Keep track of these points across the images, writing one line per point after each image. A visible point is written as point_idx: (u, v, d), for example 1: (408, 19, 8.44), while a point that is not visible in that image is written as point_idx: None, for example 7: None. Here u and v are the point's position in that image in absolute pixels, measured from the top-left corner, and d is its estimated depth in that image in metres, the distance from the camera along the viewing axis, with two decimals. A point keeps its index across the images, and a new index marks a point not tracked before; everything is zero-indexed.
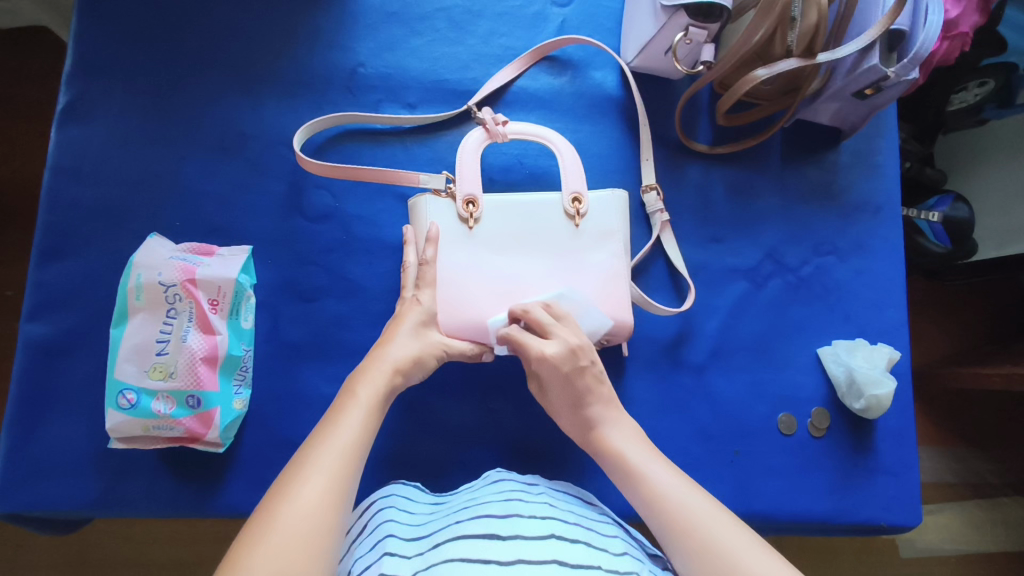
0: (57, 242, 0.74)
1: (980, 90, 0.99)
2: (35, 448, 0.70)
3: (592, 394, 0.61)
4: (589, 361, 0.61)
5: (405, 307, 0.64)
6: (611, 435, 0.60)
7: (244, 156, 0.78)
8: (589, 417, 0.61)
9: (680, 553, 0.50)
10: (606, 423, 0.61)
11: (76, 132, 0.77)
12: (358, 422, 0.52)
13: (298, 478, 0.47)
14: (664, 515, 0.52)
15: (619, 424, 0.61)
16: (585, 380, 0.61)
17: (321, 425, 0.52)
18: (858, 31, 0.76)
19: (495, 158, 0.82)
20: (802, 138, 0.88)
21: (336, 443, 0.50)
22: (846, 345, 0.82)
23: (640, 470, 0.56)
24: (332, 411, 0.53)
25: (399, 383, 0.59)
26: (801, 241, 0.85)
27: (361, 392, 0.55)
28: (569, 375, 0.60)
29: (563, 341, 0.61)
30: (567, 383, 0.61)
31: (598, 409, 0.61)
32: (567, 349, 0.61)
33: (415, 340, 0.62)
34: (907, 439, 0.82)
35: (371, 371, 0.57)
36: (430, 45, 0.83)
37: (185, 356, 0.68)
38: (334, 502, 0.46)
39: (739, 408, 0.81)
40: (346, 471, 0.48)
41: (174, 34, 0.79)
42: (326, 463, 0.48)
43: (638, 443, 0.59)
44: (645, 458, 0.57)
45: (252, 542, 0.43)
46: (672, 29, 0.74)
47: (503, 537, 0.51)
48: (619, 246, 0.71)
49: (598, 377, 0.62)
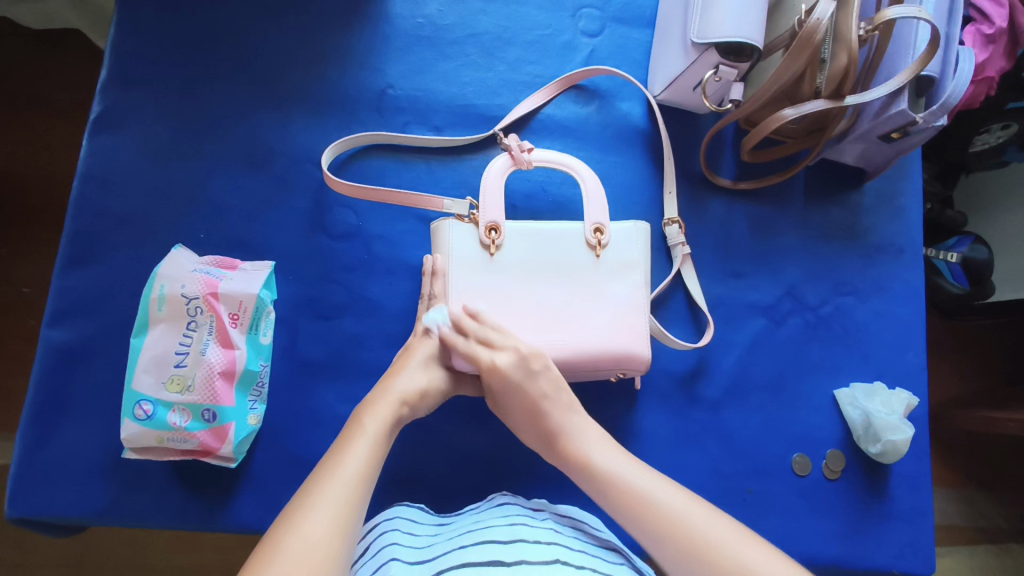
0: (84, 249, 0.75)
1: (1003, 133, 0.98)
2: (48, 453, 0.70)
3: (546, 400, 0.63)
4: (542, 365, 0.64)
5: (417, 341, 0.67)
6: (574, 440, 0.62)
7: (271, 171, 0.79)
8: (549, 427, 0.63)
9: (655, 535, 0.53)
10: (570, 432, 0.62)
11: (107, 139, 0.77)
12: (364, 456, 0.53)
13: (305, 508, 0.47)
14: (638, 508, 0.55)
15: (587, 433, 0.62)
16: (537, 385, 0.63)
17: (328, 457, 0.52)
18: (887, 75, 0.76)
19: (519, 184, 0.82)
20: (825, 177, 0.88)
21: (344, 473, 0.50)
22: (864, 388, 0.81)
23: (600, 467, 0.59)
24: (339, 442, 0.54)
25: (405, 415, 0.61)
26: (821, 280, 0.85)
27: (369, 428, 0.56)
28: (519, 381, 0.63)
29: (513, 349, 0.64)
30: (520, 390, 0.63)
31: (557, 417, 0.63)
32: (528, 413, 0.63)
33: (423, 375, 0.64)
34: (923, 486, 0.81)
35: (378, 402, 0.59)
36: (458, 70, 0.84)
37: (203, 369, 0.68)
38: (337, 539, 0.45)
39: (754, 445, 0.80)
40: (352, 502, 0.48)
41: (208, 48, 0.81)
42: (332, 496, 0.48)
43: (600, 440, 0.62)
44: (609, 456, 0.60)
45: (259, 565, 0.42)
46: (702, 65, 0.75)
47: (508, 563, 0.50)
48: (639, 279, 0.72)
49: (553, 381, 0.64)
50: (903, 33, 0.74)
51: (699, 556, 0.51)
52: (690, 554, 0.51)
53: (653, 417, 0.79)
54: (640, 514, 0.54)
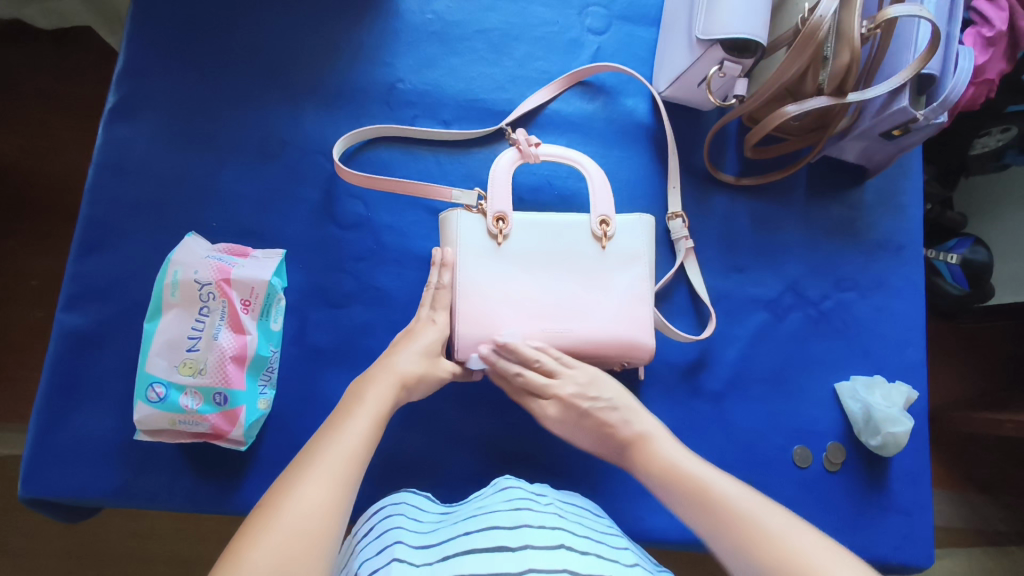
0: (99, 235, 0.76)
1: (1003, 136, 1.00)
2: (60, 436, 0.71)
3: (612, 425, 0.65)
4: (592, 399, 0.66)
5: (419, 326, 0.68)
6: (658, 442, 0.63)
7: (283, 162, 0.80)
8: (622, 442, 0.65)
9: (682, 498, 0.56)
10: (656, 440, 0.63)
11: (122, 129, 0.79)
12: (361, 426, 0.54)
13: (301, 479, 0.48)
14: (672, 477, 0.58)
15: (670, 443, 0.63)
16: (596, 418, 0.66)
17: (327, 425, 0.54)
18: (888, 73, 0.78)
19: (526, 178, 0.84)
20: (826, 174, 0.89)
21: (343, 448, 0.51)
22: (865, 382, 0.82)
23: (651, 442, 0.63)
24: (337, 413, 0.56)
25: (401, 397, 0.62)
26: (822, 275, 0.86)
27: (366, 401, 0.57)
28: (576, 417, 0.67)
29: (559, 396, 0.67)
30: (583, 423, 0.67)
31: (632, 431, 0.64)
32: (595, 438, 0.67)
33: (422, 360, 0.64)
34: (923, 480, 0.82)
35: (377, 382, 0.60)
36: (466, 66, 0.86)
37: (215, 354, 0.69)
38: (335, 503, 0.47)
39: (755, 437, 0.81)
40: (348, 476, 0.49)
41: (222, 41, 0.82)
42: (329, 463, 0.49)
43: (662, 430, 0.65)
44: (672, 445, 0.63)
45: (254, 535, 0.44)
46: (707, 62, 0.76)
47: (513, 548, 0.51)
48: (644, 269, 0.73)
49: (608, 408, 0.66)
50: (903, 32, 0.76)
51: (715, 513, 0.53)
52: (711, 512, 0.53)
53: (655, 408, 0.80)
54: (673, 478, 0.58)
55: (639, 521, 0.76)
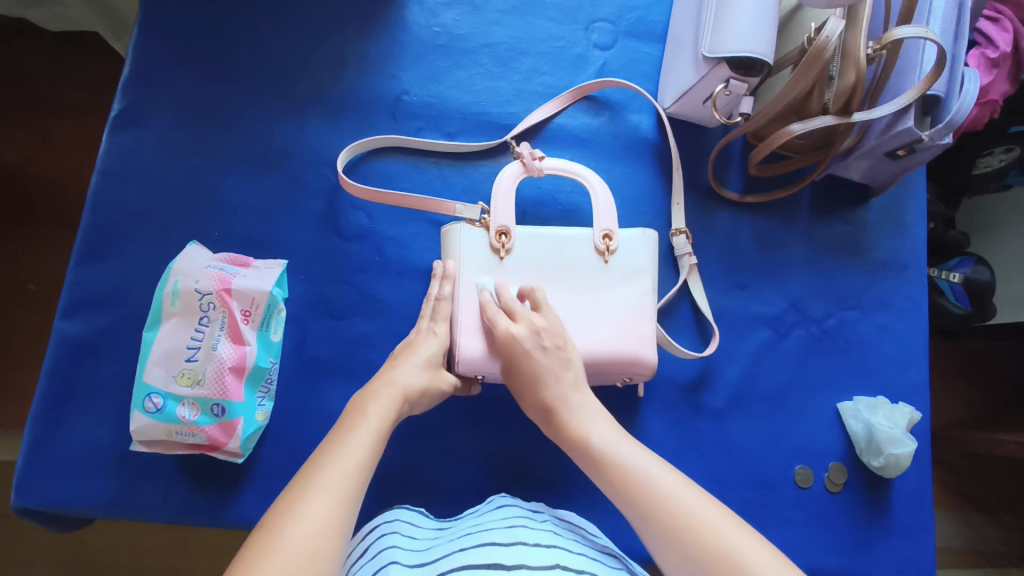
0: (100, 244, 0.76)
1: (1005, 156, 1.00)
2: (55, 445, 0.70)
3: (551, 373, 0.62)
4: (554, 344, 0.63)
5: (419, 338, 0.67)
6: (585, 425, 0.59)
7: (287, 172, 0.80)
8: (545, 398, 0.62)
9: (614, 486, 0.54)
10: (580, 411, 0.61)
11: (126, 136, 0.79)
12: (363, 444, 0.53)
13: (302, 499, 0.46)
14: (607, 466, 0.55)
15: (598, 423, 0.59)
16: (549, 360, 0.63)
17: (328, 443, 0.53)
18: (893, 94, 0.78)
19: (530, 191, 0.84)
20: (831, 192, 0.89)
21: (345, 464, 0.50)
22: (867, 402, 0.81)
23: (577, 421, 0.60)
24: (338, 430, 0.54)
25: (405, 410, 0.61)
26: (825, 294, 0.86)
27: (369, 417, 0.56)
28: (529, 351, 0.62)
29: (529, 322, 0.64)
30: (524, 361, 0.62)
31: (556, 391, 0.62)
32: (525, 385, 0.63)
33: (424, 372, 0.63)
34: (926, 502, 0.81)
35: (382, 396, 0.59)
36: (472, 79, 0.86)
37: (214, 364, 0.69)
38: (336, 528, 0.45)
39: (757, 456, 0.80)
40: (348, 494, 0.48)
41: (228, 51, 0.82)
42: (331, 485, 0.48)
43: (591, 407, 0.61)
44: (612, 436, 0.58)
45: (254, 555, 0.42)
46: (713, 79, 0.76)
47: (508, 566, 0.50)
48: (647, 285, 0.73)
49: (564, 360, 0.63)
50: (909, 52, 0.75)
51: (647, 506, 0.51)
52: (648, 516, 0.50)
53: (657, 424, 0.79)
54: (614, 474, 0.55)
55: (638, 540, 0.75)
